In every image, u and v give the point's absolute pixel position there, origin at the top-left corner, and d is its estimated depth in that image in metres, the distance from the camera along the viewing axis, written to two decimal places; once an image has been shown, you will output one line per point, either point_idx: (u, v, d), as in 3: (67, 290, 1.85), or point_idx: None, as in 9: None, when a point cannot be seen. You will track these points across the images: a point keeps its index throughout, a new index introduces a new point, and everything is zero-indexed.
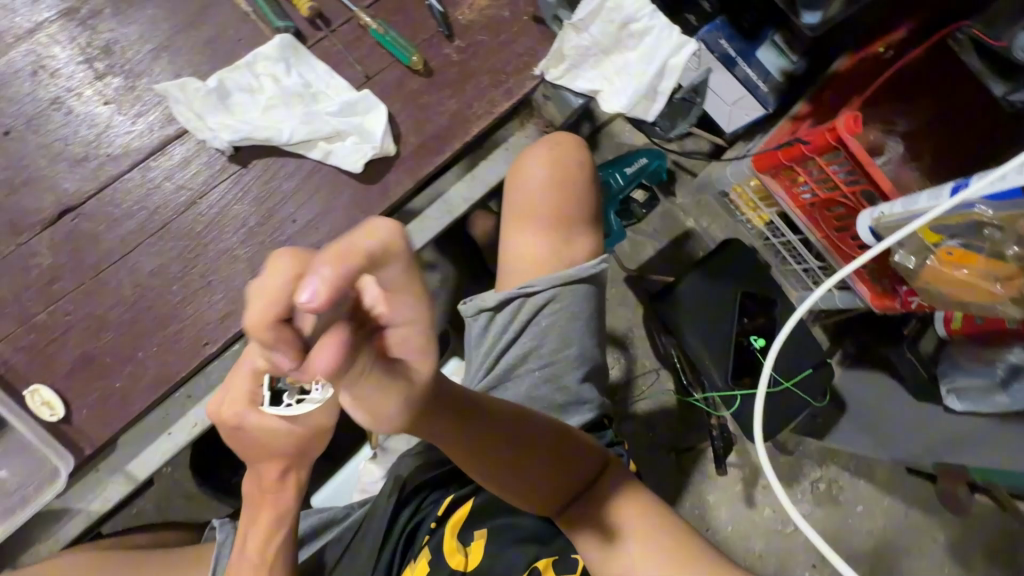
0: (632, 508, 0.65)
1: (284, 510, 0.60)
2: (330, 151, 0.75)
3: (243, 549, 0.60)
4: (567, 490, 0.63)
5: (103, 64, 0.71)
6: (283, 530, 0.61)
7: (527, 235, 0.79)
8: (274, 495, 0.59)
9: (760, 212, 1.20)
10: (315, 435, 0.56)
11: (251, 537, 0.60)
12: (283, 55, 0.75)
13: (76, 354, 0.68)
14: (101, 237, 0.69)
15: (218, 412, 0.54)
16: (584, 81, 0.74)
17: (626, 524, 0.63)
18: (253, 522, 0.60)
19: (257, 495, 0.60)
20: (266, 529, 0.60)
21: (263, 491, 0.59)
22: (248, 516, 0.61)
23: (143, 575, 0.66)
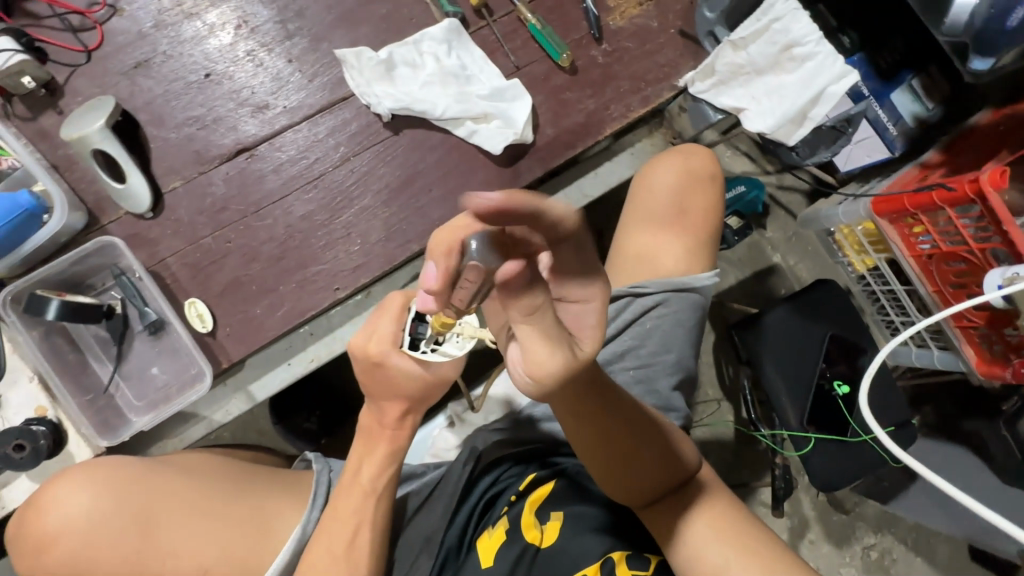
0: (724, 516, 0.64)
1: (396, 449, 0.67)
2: (475, 131, 0.80)
3: (357, 476, 0.66)
4: (661, 484, 0.63)
5: (293, 26, 0.79)
6: (392, 466, 0.67)
7: (645, 231, 0.81)
8: (392, 431, 0.66)
9: (866, 256, 1.17)
10: (439, 383, 0.62)
11: (364, 469, 0.66)
12: (448, 38, 0.81)
13: (230, 278, 0.75)
14: (266, 177, 0.77)
15: (361, 347, 0.60)
16: (729, 97, 0.78)
17: (718, 530, 0.63)
18: (369, 453, 0.67)
19: (375, 429, 0.66)
20: (377, 465, 0.66)
21: (382, 427, 0.66)
22: (363, 450, 0.67)
23: (253, 479, 0.70)
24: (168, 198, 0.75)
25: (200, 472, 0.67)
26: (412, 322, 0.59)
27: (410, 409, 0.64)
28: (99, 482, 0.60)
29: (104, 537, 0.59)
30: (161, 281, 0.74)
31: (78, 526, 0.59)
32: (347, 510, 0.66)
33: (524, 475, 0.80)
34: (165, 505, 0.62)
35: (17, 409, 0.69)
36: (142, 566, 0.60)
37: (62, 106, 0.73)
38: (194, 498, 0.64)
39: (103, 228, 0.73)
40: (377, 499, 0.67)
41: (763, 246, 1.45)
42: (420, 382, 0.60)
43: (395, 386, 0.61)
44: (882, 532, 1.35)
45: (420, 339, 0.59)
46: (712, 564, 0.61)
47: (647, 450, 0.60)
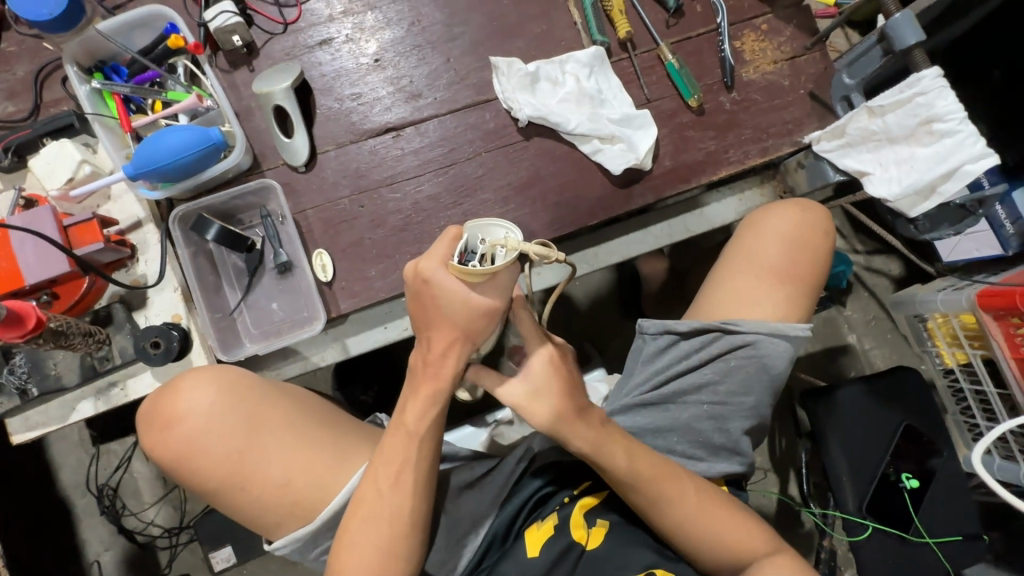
0: (743, 526, 0.72)
1: (438, 392, 0.66)
2: (600, 149, 0.86)
3: (402, 412, 0.67)
4: (672, 518, 0.71)
5: (458, 29, 0.89)
6: (439, 405, 0.67)
7: (748, 272, 0.82)
8: (437, 370, 0.66)
9: (959, 349, 1.12)
10: (485, 314, 0.62)
11: (409, 410, 0.67)
12: (591, 62, 0.88)
13: (354, 238, 0.83)
14: (405, 156, 0.85)
15: (414, 266, 0.61)
16: (854, 160, 0.82)
17: (735, 536, 0.71)
18: (415, 392, 0.67)
19: (419, 366, 0.67)
20: (421, 406, 0.66)
21: (426, 365, 0.66)
22: (407, 388, 0.68)
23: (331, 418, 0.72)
24: (320, 158, 0.84)
25: (300, 402, 0.72)
26: (465, 252, 0.59)
27: (458, 340, 0.64)
28: (222, 383, 0.67)
29: (219, 431, 0.67)
30: (299, 230, 0.82)
31: (199, 416, 0.66)
32: (392, 452, 0.67)
33: (578, 479, 0.81)
34: (269, 416, 0.68)
35: (158, 311, 0.77)
36: (241, 463, 0.67)
37: (255, 64, 0.85)
38: (288, 419, 0.69)
39: (262, 172, 0.82)
40: (418, 443, 0.66)
41: (841, 324, 1.42)
42: (473, 304, 0.61)
43: (448, 311, 0.61)
44: None
45: (467, 266, 0.59)
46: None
47: (679, 509, 0.70)
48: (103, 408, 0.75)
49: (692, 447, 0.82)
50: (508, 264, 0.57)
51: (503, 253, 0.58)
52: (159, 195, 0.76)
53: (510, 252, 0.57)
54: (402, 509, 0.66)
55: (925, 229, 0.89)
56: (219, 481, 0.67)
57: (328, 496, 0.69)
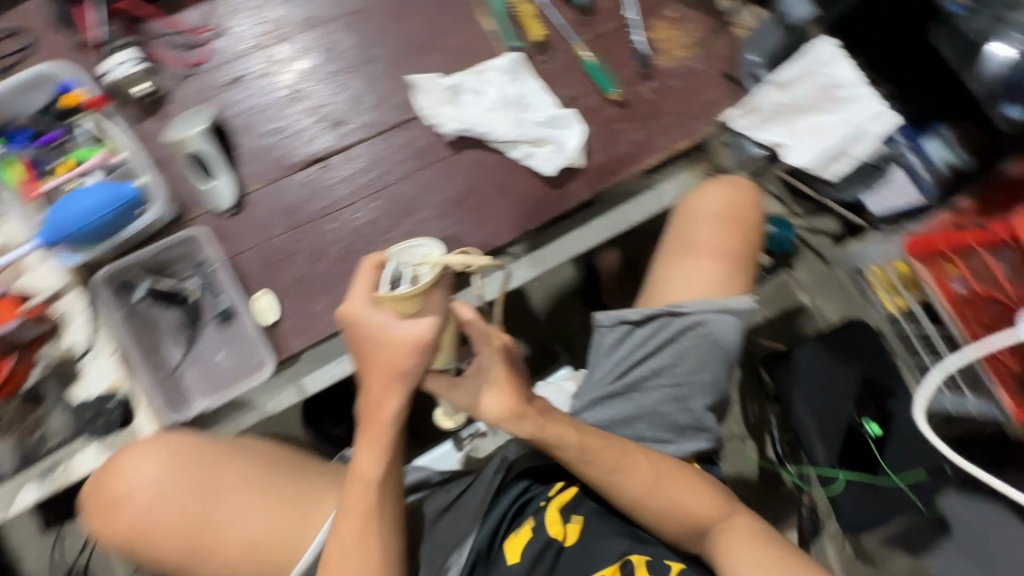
0: (703, 496, 0.72)
1: (386, 436, 0.65)
2: (531, 153, 0.87)
3: (356, 461, 0.65)
4: (630, 493, 0.71)
5: (372, 52, 0.88)
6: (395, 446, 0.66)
7: (683, 256, 0.85)
8: (386, 415, 0.65)
9: (898, 296, 1.17)
10: (416, 343, 0.63)
11: (362, 458, 0.65)
12: (511, 69, 0.88)
13: (295, 275, 0.81)
14: (335, 185, 0.84)
15: (344, 311, 0.63)
16: (771, 133, 0.82)
17: (695, 506, 0.71)
18: (369, 444, 0.65)
19: (366, 413, 0.65)
20: (375, 456, 0.65)
21: (377, 410, 0.65)
22: (360, 434, 0.66)
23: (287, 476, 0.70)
24: (248, 198, 0.82)
25: (249, 459, 0.70)
26: (393, 278, 0.64)
27: (395, 380, 0.64)
28: (165, 455, 0.65)
29: (170, 504, 0.66)
30: (236, 274, 0.79)
31: (147, 491, 0.65)
32: (353, 505, 0.65)
33: (553, 481, 0.81)
34: (221, 481, 0.67)
35: (93, 382, 0.73)
36: (197, 534, 0.65)
37: (166, 111, 0.82)
38: (243, 481, 0.68)
39: (190, 220, 0.80)
40: (378, 492, 0.65)
41: (791, 286, 1.48)
42: (402, 336, 0.62)
43: (380, 349, 0.63)
44: None
45: (396, 289, 0.63)
46: (725, 551, 0.68)
47: (631, 484, 0.71)
48: (37, 493, 0.68)
49: (661, 431, 0.84)
50: (433, 278, 0.62)
51: (426, 269, 0.63)
52: (82, 258, 0.75)
53: (433, 266, 0.62)
54: (369, 562, 0.64)
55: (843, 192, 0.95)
56: (178, 556, 0.65)
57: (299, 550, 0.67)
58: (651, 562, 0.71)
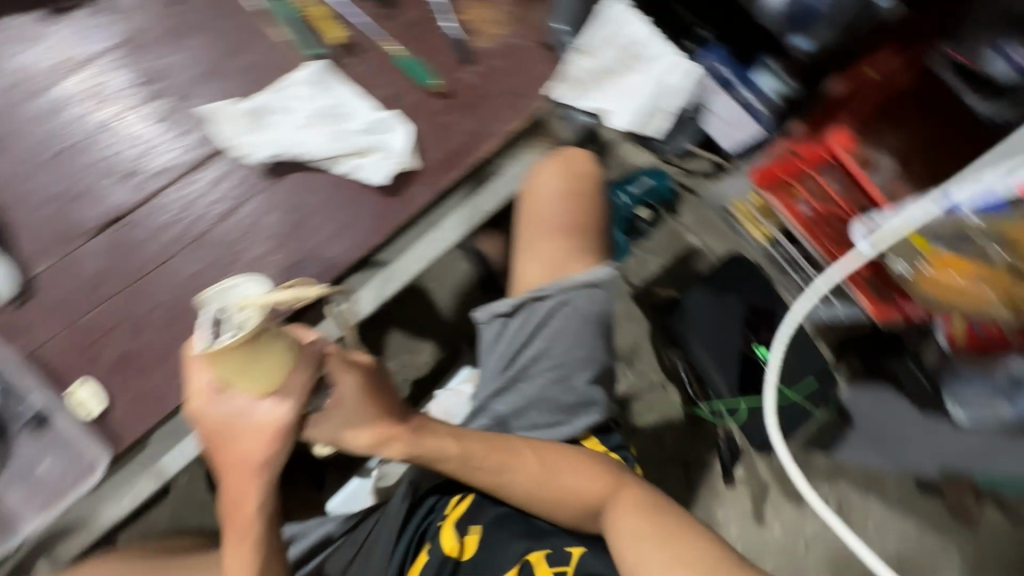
0: (591, 475, 0.71)
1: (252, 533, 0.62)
2: (358, 166, 0.81)
3: (226, 552, 0.63)
4: (518, 488, 0.70)
5: (153, 89, 0.79)
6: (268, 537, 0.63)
7: (540, 237, 0.85)
8: (249, 517, 0.61)
9: (761, 226, 1.23)
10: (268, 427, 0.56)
11: (234, 551, 0.63)
12: (316, 81, 0.83)
13: (115, 354, 0.72)
14: (145, 244, 0.76)
15: (195, 409, 0.56)
16: (590, 100, 0.87)
17: (584, 486, 0.71)
18: (238, 528, 0.61)
19: (232, 508, 0.61)
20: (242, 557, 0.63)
21: (241, 508, 0.61)
22: (229, 521, 0.62)
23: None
24: (37, 281, 0.73)
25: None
26: (212, 326, 0.48)
27: (251, 475, 0.59)
28: None
29: None
30: (43, 370, 0.70)
31: None
32: None
33: (450, 495, 0.80)
34: None
35: None
36: None
37: None
38: None
39: None
40: None
41: (678, 230, 1.50)
42: (255, 424, 0.57)
43: (229, 446, 0.58)
44: (839, 483, 1.41)
45: (220, 340, 0.48)
46: (614, 526, 0.67)
47: (518, 476, 0.70)
48: None
49: (552, 416, 0.82)
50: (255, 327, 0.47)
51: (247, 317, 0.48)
52: None
53: (256, 311, 0.47)
54: None
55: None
56: None
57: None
58: (551, 555, 0.71)
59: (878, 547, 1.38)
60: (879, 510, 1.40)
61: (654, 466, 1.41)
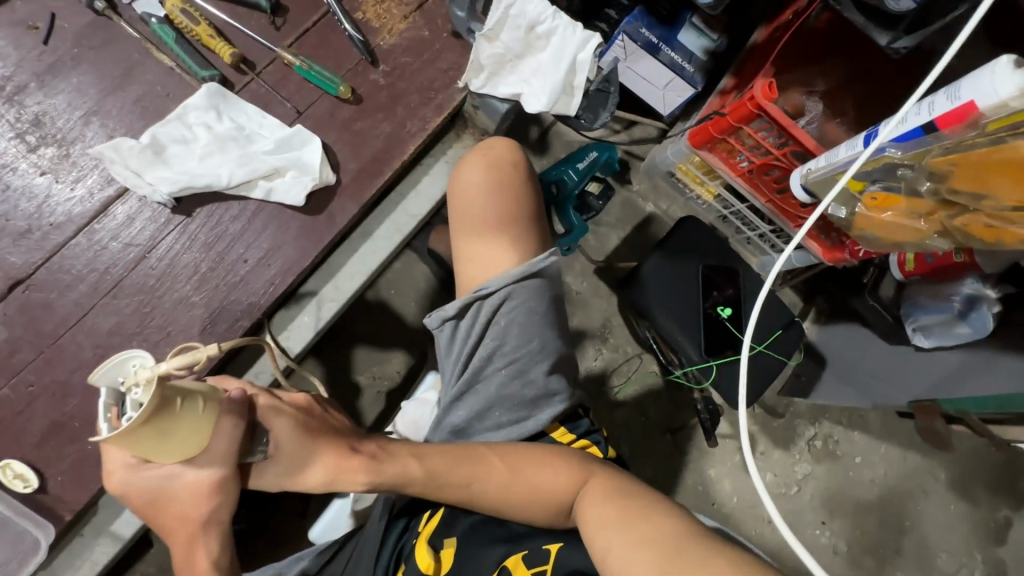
0: (561, 470, 0.70)
1: None
2: (272, 187, 0.77)
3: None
4: (487, 494, 0.69)
5: (35, 137, 0.73)
6: None
7: (476, 234, 0.82)
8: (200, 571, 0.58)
9: (707, 186, 1.24)
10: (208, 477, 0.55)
11: None
12: (212, 103, 0.77)
13: (45, 422, 0.68)
14: (56, 303, 0.71)
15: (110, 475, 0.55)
16: (505, 86, 0.84)
17: (555, 481, 0.69)
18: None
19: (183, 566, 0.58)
20: None
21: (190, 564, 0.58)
22: None
23: None
24: None
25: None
26: (109, 407, 0.45)
27: (198, 532, 0.57)
28: None
29: None
30: None
31: None
32: None
33: (421, 513, 0.78)
34: None
35: None
36: None
37: None
38: None
39: None
40: None
41: (635, 199, 1.47)
42: (192, 481, 0.55)
43: (169, 505, 0.56)
44: (820, 421, 1.46)
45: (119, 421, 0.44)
46: (585, 518, 0.66)
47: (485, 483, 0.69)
48: None
49: (515, 412, 0.80)
50: (151, 398, 0.44)
51: (141, 389, 0.45)
52: None
53: (151, 380, 0.45)
54: None
55: (593, 120, 0.90)
56: None
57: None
58: (529, 556, 0.69)
59: (863, 475, 1.44)
60: (859, 440, 1.46)
61: (640, 438, 1.41)
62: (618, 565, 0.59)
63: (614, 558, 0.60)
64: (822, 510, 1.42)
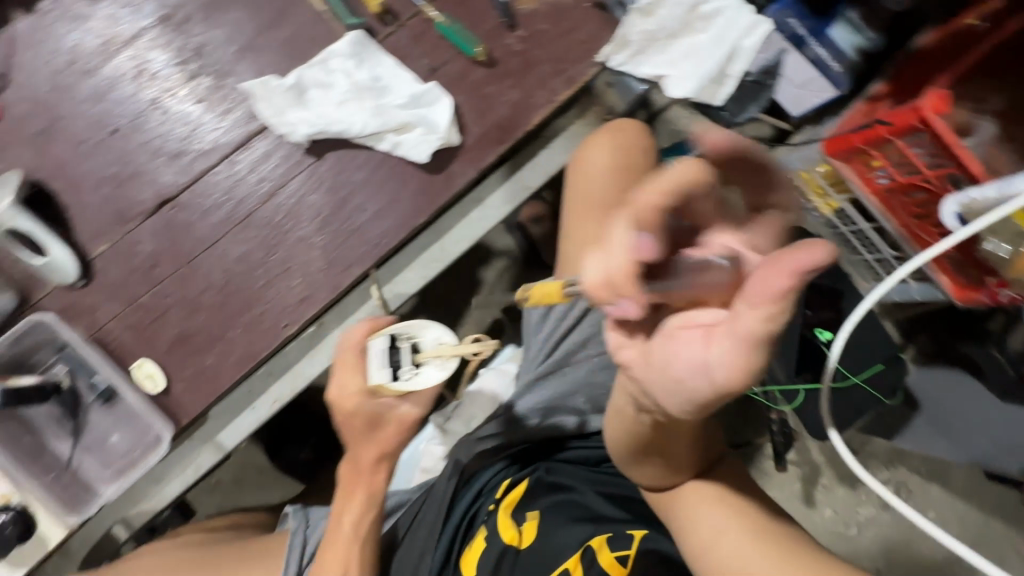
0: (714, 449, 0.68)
1: (372, 496, 0.72)
2: (399, 142, 0.78)
3: (337, 524, 0.71)
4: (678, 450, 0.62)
5: (195, 66, 0.78)
6: (374, 507, 0.72)
7: (592, 215, 0.80)
8: (370, 477, 0.72)
9: (828, 199, 1.15)
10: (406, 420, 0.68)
11: (348, 513, 0.71)
12: (354, 51, 0.79)
13: (174, 332, 0.74)
14: (195, 225, 0.76)
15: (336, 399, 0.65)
16: (648, 66, 0.81)
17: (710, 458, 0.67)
18: (349, 500, 0.72)
19: (352, 476, 0.72)
20: (357, 513, 0.71)
21: (359, 474, 0.72)
22: (342, 495, 0.72)
23: (219, 559, 0.75)
24: (97, 264, 0.74)
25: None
26: (392, 355, 0.61)
27: (377, 464, 0.72)
28: None
29: None
30: (105, 347, 0.73)
31: None
32: (332, 561, 0.69)
33: (500, 483, 0.78)
34: None
35: None
36: None
37: None
38: None
39: (37, 305, 0.73)
40: (360, 543, 0.71)
41: None
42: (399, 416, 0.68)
43: (364, 440, 0.69)
44: (895, 466, 1.33)
45: (397, 374, 0.61)
46: (708, 499, 0.66)
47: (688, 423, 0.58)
48: None
49: (597, 401, 0.83)
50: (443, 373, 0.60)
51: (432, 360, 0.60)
52: None
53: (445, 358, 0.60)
54: None
55: (736, 113, 0.89)
56: None
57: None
58: (613, 539, 0.70)
59: (938, 533, 1.32)
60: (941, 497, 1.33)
61: None
62: (731, 554, 0.60)
63: (716, 552, 0.62)
64: (881, 560, 1.32)
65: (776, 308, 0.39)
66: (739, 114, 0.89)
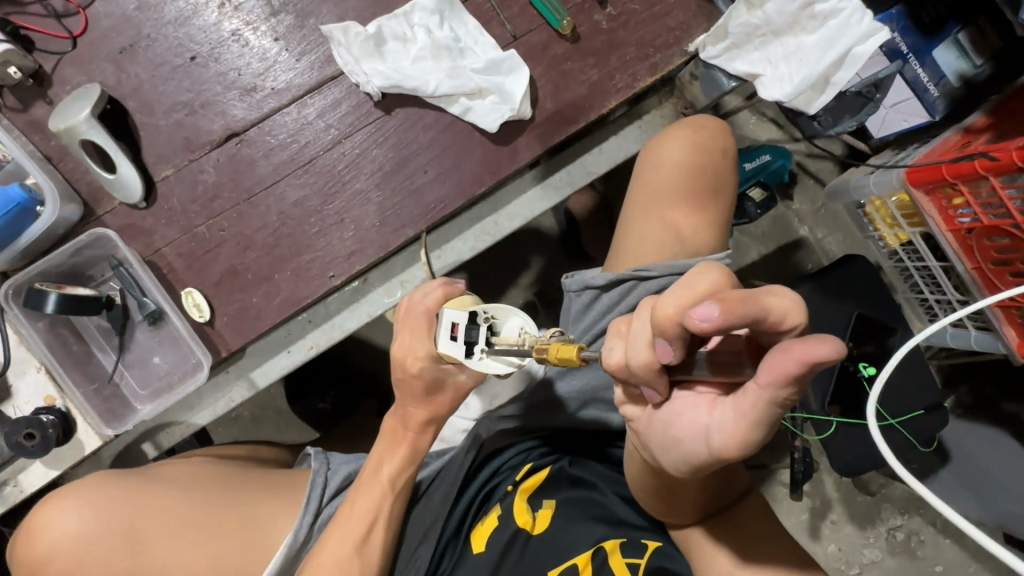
0: (734, 486, 0.70)
1: (415, 451, 0.73)
2: (471, 107, 0.76)
3: (376, 472, 0.71)
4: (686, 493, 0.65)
5: (278, 2, 0.76)
6: (413, 463, 0.73)
7: (652, 218, 0.77)
8: (415, 433, 0.72)
9: (899, 230, 1.10)
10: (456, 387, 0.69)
11: (388, 465, 0.72)
12: (439, 7, 0.76)
13: (225, 266, 0.75)
14: (258, 163, 0.76)
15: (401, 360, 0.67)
16: (743, 63, 0.78)
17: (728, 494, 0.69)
18: (391, 452, 0.72)
19: (399, 430, 0.72)
20: (398, 463, 0.72)
21: (405, 429, 0.72)
22: (382, 449, 0.73)
23: (238, 483, 0.76)
24: (160, 188, 0.75)
25: (184, 483, 0.73)
26: (469, 329, 0.60)
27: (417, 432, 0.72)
28: (88, 504, 0.67)
29: (89, 560, 0.66)
30: (158, 271, 0.74)
31: (63, 541, 0.66)
32: (364, 505, 0.70)
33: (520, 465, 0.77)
34: (156, 523, 0.69)
35: (27, 398, 0.73)
36: (136, 546, 0.67)
37: (51, 95, 0.75)
38: (177, 505, 0.70)
39: (98, 220, 0.74)
40: (393, 496, 0.71)
41: (791, 219, 1.31)
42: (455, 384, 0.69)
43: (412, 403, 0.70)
44: (909, 514, 1.30)
45: (469, 348, 0.60)
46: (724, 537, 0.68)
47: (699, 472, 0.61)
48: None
49: None
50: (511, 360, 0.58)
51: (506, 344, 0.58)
52: None
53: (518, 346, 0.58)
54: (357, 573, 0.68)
55: (830, 122, 0.83)
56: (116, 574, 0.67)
57: (272, 544, 0.73)
58: (626, 545, 0.70)
59: None
60: (953, 554, 1.29)
61: None
62: None
63: None
64: None
65: (778, 393, 0.39)
66: (832, 125, 0.83)
